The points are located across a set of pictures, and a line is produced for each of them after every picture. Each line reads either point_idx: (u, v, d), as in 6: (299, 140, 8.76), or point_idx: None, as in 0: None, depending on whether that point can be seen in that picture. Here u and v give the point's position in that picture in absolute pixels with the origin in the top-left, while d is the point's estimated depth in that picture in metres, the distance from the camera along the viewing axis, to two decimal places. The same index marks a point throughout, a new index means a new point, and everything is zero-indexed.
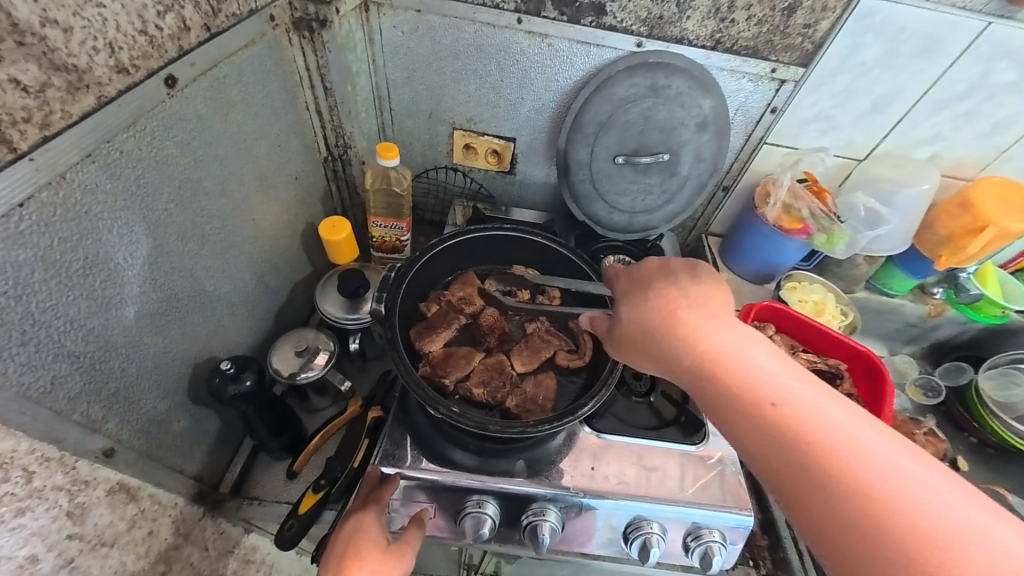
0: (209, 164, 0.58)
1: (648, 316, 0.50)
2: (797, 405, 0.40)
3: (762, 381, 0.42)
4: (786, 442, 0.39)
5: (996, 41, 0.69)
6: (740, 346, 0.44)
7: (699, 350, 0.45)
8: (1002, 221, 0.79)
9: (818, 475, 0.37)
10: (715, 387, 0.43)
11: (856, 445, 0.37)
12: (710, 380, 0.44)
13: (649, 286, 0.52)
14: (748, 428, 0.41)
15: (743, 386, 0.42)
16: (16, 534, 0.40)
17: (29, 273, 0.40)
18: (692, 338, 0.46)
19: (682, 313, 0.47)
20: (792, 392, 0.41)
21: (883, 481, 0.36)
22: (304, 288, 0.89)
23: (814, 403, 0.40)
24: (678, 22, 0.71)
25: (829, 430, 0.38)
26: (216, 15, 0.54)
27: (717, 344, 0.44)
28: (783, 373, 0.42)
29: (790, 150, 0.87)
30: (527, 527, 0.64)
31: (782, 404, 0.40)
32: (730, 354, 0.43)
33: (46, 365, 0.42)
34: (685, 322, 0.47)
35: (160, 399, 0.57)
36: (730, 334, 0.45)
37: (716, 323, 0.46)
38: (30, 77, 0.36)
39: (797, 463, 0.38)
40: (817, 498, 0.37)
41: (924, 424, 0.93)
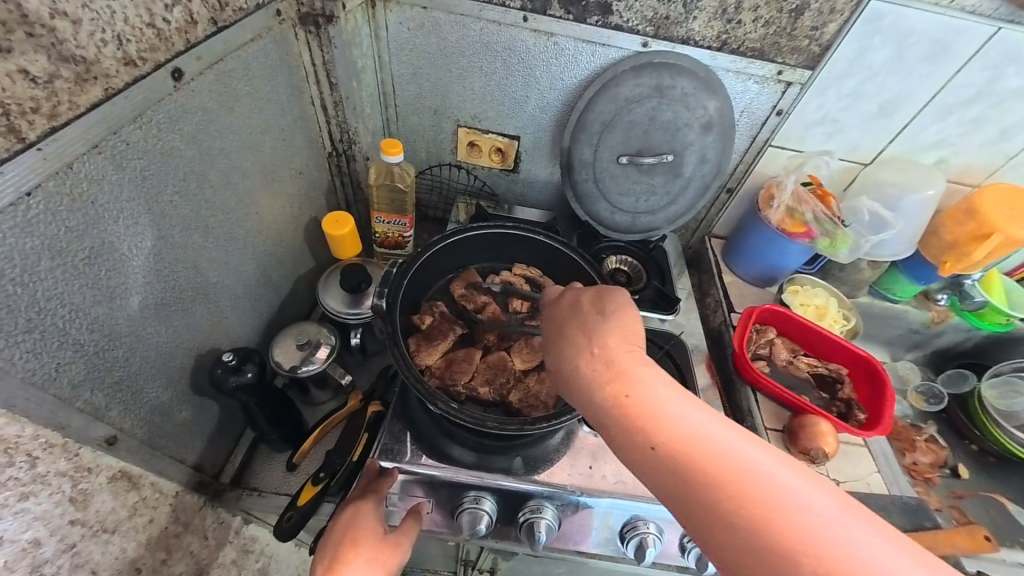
0: (214, 157, 0.58)
1: (561, 357, 0.49)
2: (699, 447, 0.39)
3: (668, 424, 0.41)
4: (692, 490, 0.38)
5: (1005, 46, 0.68)
6: (639, 389, 0.43)
7: (604, 396, 0.44)
8: (1008, 228, 0.79)
9: (727, 520, 0.37)
10: (624, 437, 0.42)
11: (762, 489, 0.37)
12: (618, 427, 0.43)
13: (563, 326, 0.51)
14: (657, 475, 0.40)
15: (648, 432, 0.41)
16: (19, 518, 0.41)
17: (35, 261, 0.40)
18: (597, 383, 0.45)
19: (587, 357, 0.47)
20: (701, 432, 0.40)
21: (790, 522, 0.35)
22: (307, 282, 0.89)
23: (717, 443, 0.39)
24: (683, 22, 0.71)
25: (735, 473, 0.38)
26: (223, 9, 0.54)
27: (620, 388, 0.43)
28: (688, 413, 0.41)
29: (795, 153, 0.86)
30: (524, 524, 0.64)
31: (687, 448, 0.39)
32: (634, 398, 0.43)
33: (51, 352, 0.43)
34: (591, 368, 0.46)
35: (163, 389, 0.57)
36: (629, 376, 0.44)
37: (615, 366, 0.45)
38: (38, 67, 0.37)
39: (707, 509, 0.38)
40: (734, 544, 0.36)
41: (924, 431, 0.94)
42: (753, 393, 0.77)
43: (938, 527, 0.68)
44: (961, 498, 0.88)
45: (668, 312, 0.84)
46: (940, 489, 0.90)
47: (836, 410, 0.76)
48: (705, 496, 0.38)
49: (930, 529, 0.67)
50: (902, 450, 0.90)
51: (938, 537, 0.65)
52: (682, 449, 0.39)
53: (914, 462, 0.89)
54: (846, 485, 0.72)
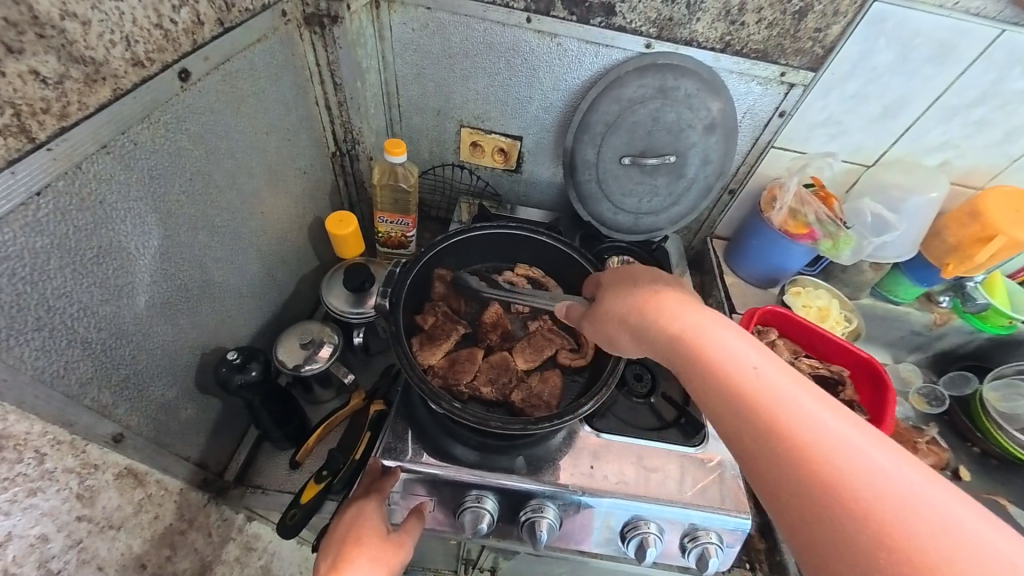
0: (220, 156, 0.58)
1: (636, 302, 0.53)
2: (765, 384, 0.40)
3: (737, 361, 0.42)
4: (752, 417, 0.39)
5: (1010, 48, 0.68)
6: (712, 330, 0.46)
7: (679, 332, 0.47)
8: (1011, 230, 0.79)
9: (785, 451, 0.37)
10: (687, 362, 0.45)
11: (818, 425, 0.37)
12: (687, 358, 0.45)
13: (643, 282, 0.56)
14: (720, 403, 0.42)
15: (716, 364, 0.43)
16: (27, 514, 0.41)
17: (45, 260, 0.40)
18: (671, 321, 0.48)
19: (665, 301, 0.51)
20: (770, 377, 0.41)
21: (848, 463, 0.35)
22: (310, 281, 0.89)
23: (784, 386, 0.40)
24: (687, 23, 0.71)
25: (793, 405, 0.39)
26: (230, 10, 0.54)
27: (694, 326, 0.47)
28: (761, 357, 0.42)
29: (798, 154, 0.86)
30: (526, 524, 0.64)
31: (756, 382, 0.41)
32: (707, 336, 0.45)
33: (60, 350, 0.43)
34: (669, 310, 0.50)
35: (168, 387, 0.58)
36: (709, 320, 0.47)
37: (697, 311, 0.48)
38: (49, 69, 0.37)
39: (766, 436, 0.38)
40: (787, 474, 0.37)
41: (926, 433, 0.93)
42: None
43: None
44: None
45: None
46: None
47: None
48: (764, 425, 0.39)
49: None
50: (904, 452, 0.90)
51: None
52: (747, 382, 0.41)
53: None
54: None
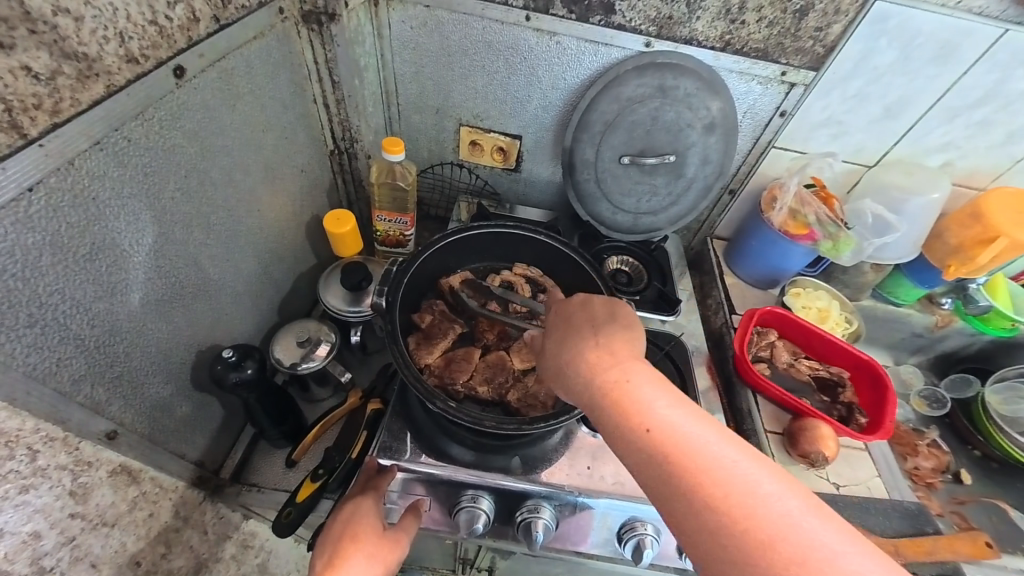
0: (216, 154, 0.58)
1: (558, 349, 0.49)
2: (680, 440, 0.39)
3: (656, 419, 0.41)
4: (667, 479, 0.38)
5: (1012, 48, 0.68)
6: (632, 383, 0.43)
7: (599, 386, 0.44)
8: (1014, 232, 0.78)
9: (697, 513, 0.37)
10: (610, 421, 0.43)
11: (733, 477, 0.37)
12: (607, 415, 0.43)
13: (567, 323, 0.51)
14: (638, 463, 0.40)
15: (636, 423, 0.41)
16: (20, 510, 0.41)
17: (37, 256, 0.40)
18: (591, 377, 0.45)
19: (586, 351, 0.47)
20: (687, 431, 0.40)
21: (756, 519, 0.35)
22: (308, 279, 0.89)
23: (698, 440, 0.39)
24: (687, 22, 0.71)
25: (708, 461, 0.38)
26: (226, 7, 0.54)
27: (613, 380, 0.44)
28: (678, 411, 0.41)
29: (799, 154, 0.85)
30: (521, 524, 0.64)
31: (670, 441, 0.39)
32: (625, 389, 0.43)
33: (52, 347, 0.43)
34: (589, 361, 0.46)
35: (164, 384, 0.58)
36: (628, 372, 0.44)
37: (615, 362, 0.45)
38: (41, 64, 0.37)
39: (679, 497, 0.38)
40: (700, 534, 0.36)
41: (925, 436, 0.92)
42: (754, 396, 0.77)
43: (939, 532, 0.68)
44: (962, 504, 0.88)
45: (669, 313, 0.83)
46: (942, 495, 0.89)
47: (837, 414, 0.76)
48: (679, 486, 0.38)
49: (930, 535, 0.67)
50: (904, 455, 0.89)
51: (940, 543, 0.66)
52: (662, 441, 0.40)
53: (915, 467, 0.88)
54: (846, 489, 0.70)
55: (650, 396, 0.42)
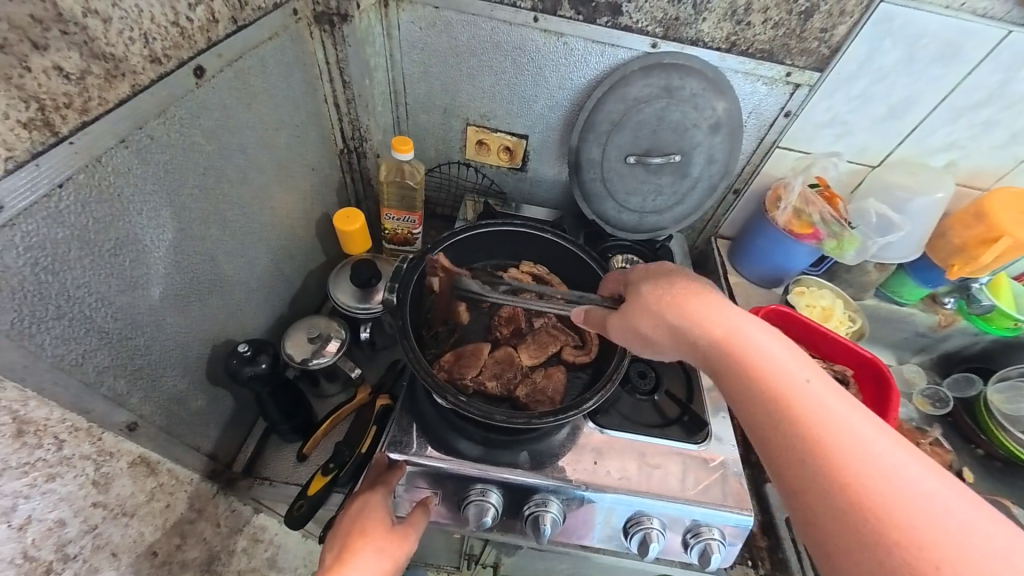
0: (232, 152, 0.60)
1: (668, 301, 0.52)
2: (801, 389, 0.42)
3: (775, 369, 0.44)
4: (787, 423, 0.41)
5: (1016, 49, 0.68)
6: (754, 337, 0.46)
7: (718, 336, 0.47)
8: (1017, 232, 0.79)
9: (819, 455, 0.39)
10: (732, 375, 0.46)
11: (854, 438, 0.39)
12: (724, 362, 0.46)
13: (672, 281, 0.54)
14: (757, 404, 0.43)
15: (758, 369, 0.44)
16: (47, 498, 0.42)
17: (66, 250, 0.41)
18: (707, 324, 0.48)
19: (706, 304, 0.50)
20: (807, 384, 0.43)
21: (870, 475, 0.37)
22: (317, 276, 0.90)
23: (818, 394, 0.42)
24: (693, 23, 0.72)
25: (836, 421, 0.40)
26: (243, 8, 0.55)
27: (734, 330, 0.47)
28: (799, 364, 0.44)
29: (803, 154, 0.86)
30: (529, 517, 0.65)
31: (793, 388, 0.42)
32: (747, 350, 0.46)
33: (78, 339, 0.44)
34: (710, 312, 0.49)
35: (181, 377, 0.59)
36: (754, 324, 0.48)
37: (739, 316, 0.48)
38: (72, 65, 0.38)
39: (798, 437, 0.40)
40: (815, 473, 0.39)
41: (929, 434, 0.93)
42: None
43: None
44: None
45: None
46: None
47: None
48: (799, 429, 0.41)
49: None
50: None
51: None
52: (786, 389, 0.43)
53: None
54: None
55: (770, 344, 0.46)
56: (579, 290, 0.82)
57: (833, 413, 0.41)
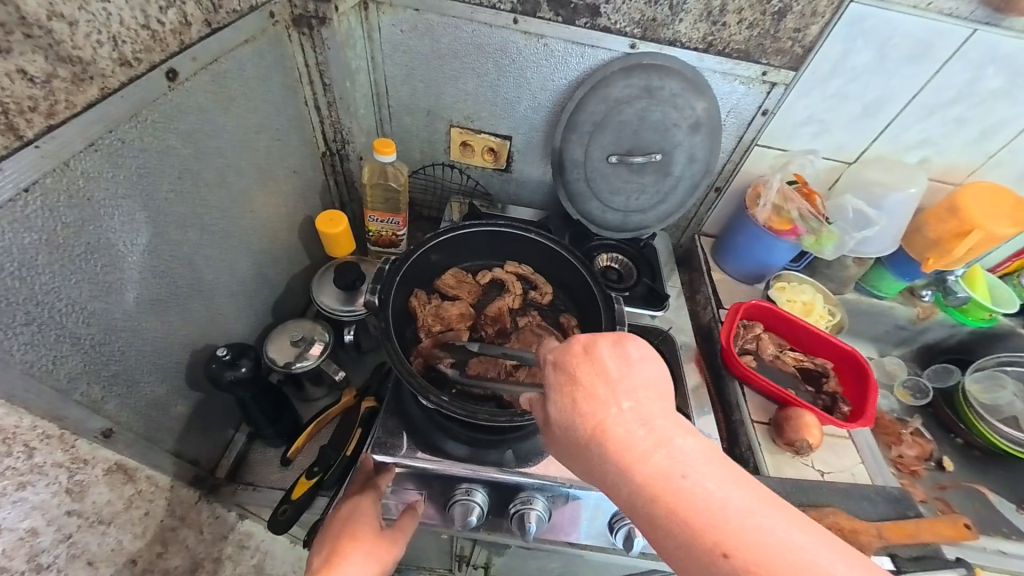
0: (210, 155, 0.59)
1: (578, 418, 0.38)
2: (730, 520, 0.32)
3: (698, 501, 0.33)
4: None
5: (982, 48, 0.70)
6: (676, 465, 0.35)
7: (635, 472, 0.35)
8: (989, 225, 0.81)
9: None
10: (663, 531, 0.34)
11: None
12: (645, 508, 0.35)
13: (578, 380, 0.39)
14: (679, 552, 0.33)
15: (691, 519, 0.33)
16: (17, 507, 0.42)
17: (34, 255, 0.41)
18: (630, 462, 0.35)
19: (612, 424, 0.37)
20: (737, 511, 0.33)
21: None
22: (302, 280, 0.90)
23: (744, 516, 0.33)
24: (670, 24, 0.73)
25: (801, 573, 0.31)
26: (217, 11, 0.55)
27: (649, 458, 0.35)
28: (726, 485, 0.34)
29: (781, 152, 0.88)
30: (515, 516, 0.65)
31: (727, 534, 0.32)
32: (676, 491, 0.34)
33: (49, 345, 0.44)
34: (620, 442, 0.36)
35: (159, 383, 0.58)
36: (663, 443, 0.36)
37: (649, 435, 0.36)
38: (37, 68, 0.38)
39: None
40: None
41: (909, 425, 0.94)
42: (741, 388, 0.79)
43: (921, 516, 0.69)
44: (945, 489, 0.90)
45: (659, 309, 0.85)
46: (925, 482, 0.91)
47: (821, 403, 0.78)
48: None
49: (912, 518, 0.68)
50: (888, 443, 0.91)
51: (922, 525, 0.65)
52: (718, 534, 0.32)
53: (899, 455, 0.90)
54: (831, 475, 0.73)
55: (691, 463, 0.35)
56: (564, 290, 0.83)
57: (767, 543, 0.32)
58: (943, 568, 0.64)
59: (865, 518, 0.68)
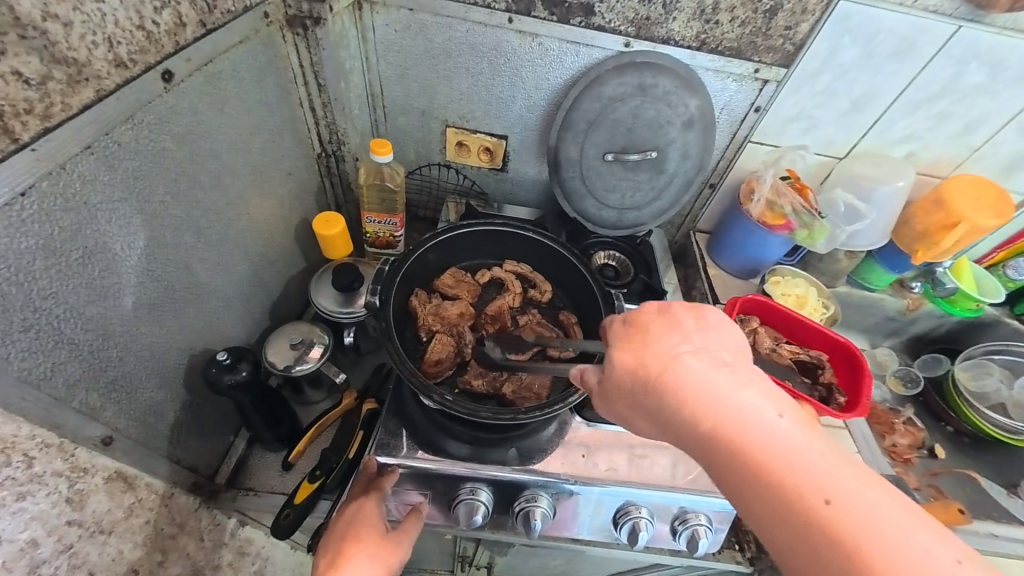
0: (205, 157, 0.59)
1: (651, 366, 0.45)
2: (788, 448, 0.39)
3: (758, 429, 0.40)
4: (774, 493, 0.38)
5: (966, 45, 0.72)
6: (740, 401, 0.41)
7: (701, 407, 0.42)
8: (973, 217, 0.83)
9: (807, 521, 0.37)
10: (723, 451, 0.41)
11: (854, 503, 0.37)
12: (710, 434, 0.41)
13: (654, 339, 0.46)
14: (734, 471, 0.40)
15: (750, 443, 0.40)
16: (16, 517, 0.41)
17: (30, 260, 0.40)
18: (694, 398, 0.42)
19: (682, 365, 0.44)
20: (800, 444, 0.39)
21: (873, 534, 0.35)
22: (298, 282, 0.89)
23: (802, 444, 0.39)
24: (664, 22, 0.73)
25: (838, 488, 0.37)
26: (212, 11, 0.55)
27: (723, 401, 0.42)
28: (795, 427, 0.40)
29: (773, 148, 0.89)
30: (520, 513, 0.65)
31: (792, 464, 0.38)
32: (737, 418, 0.41)
33: (46, 352, 0.43)
34: (686, 376, 0.43)
35: (157, 389, 0.58)
36: (731, 378, 0.43)
37: (723, 379, 0.43)
38: (31, 69, 0.37)
39: (785, 511, 0.38)
40: (795, 542, 0.38)
41: (902, 414, 0.96)
42: None
43: (915, 502, 0.70)
44: (937, 475, 0.92)
45: None
46: (918, 469, 0.93)
47: (817, 394, 0.79)
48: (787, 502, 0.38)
49: (907, 504, 0.70)
50: (882, 433, 0.92)
51: None
52: (775, 460, 0.39)
53: (892, 444, 0.92)
54: None
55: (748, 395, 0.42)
56: (562, 287, 0.83)
57: (818, 464, 0.38)
58: None
59: None
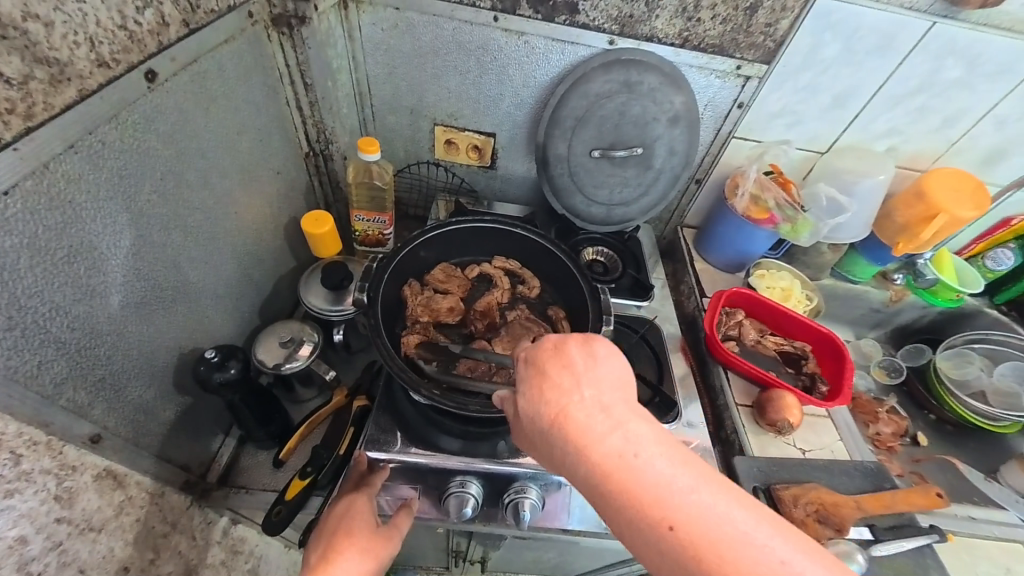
0: (192, 156, 0.59)
1: (542, 412, 0.41)
2: (682, 501, 0.35)
3: (650, 476, 0.36)
4: (670, 552, 0.34)
5: (942, 40, 0.74)
6: (630, 450, 0.37)
7: (591, 457, 0.38)
8: (953, 209, 0.84)
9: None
10: (615, 505, 0.37)
11: (754, 555, 0.33)
12: (601, 488, 0.37)
13: (545, 378, 0.42)
14: (627, 527, 0.36)
15: (642, 498, 0.36)
16: (5, 514, 0.41)
17: (15, 260, 0.41)
18: (589, 449, 0.38)
19: (574, 410, 0.39)
20: (688, 492, 0.35)
21: None
22: (288, 281, 0.89)
23: (692, 493, 0.35)
24: (647, 20, 0.75)
25: (736, 542, 0.34)
26: (196, 11, 0.55)
27: (613, 451, 0.37)
28: (685, 474, 0.36)
29: (757, 143, 0.90)
30: (509, 505, 0.66)
31: (684, 520, 0.34)
32: (630, 470, 0.36)
33: (32, 350, 0.43)
34: (578, 422, 0.39)
35: (147, 387, 0.58)
36: (616, 423, 0.38)
37: (608, 421, 0.38)
38: (13, 69, 0.37)
39: (673, 564, 0.34)
40: None
41: (886, 402, 0.98)
42: (725, 372, 0.82)
43: (897, 488, 0.72)
44: (920, 462, 0.94)
45: (643, 299, 0.87)
46: (902, 456, 0.95)
47: (802, 384, 0.81)
48: (673, 556, 0.34)
49: (888, 489, 0.72)
50: (866, 422, 0.94)
51: (897, 496, 0.68)
52: (668, 516, 0.35)
53: (877, 432, 0.94)
54: (812, 453, 0.75)
55: (637, 441, 0.38)
56: (551, 283, 0.84)
57: (711, 517, 0.34)
58: (917, 535, 0.68)
59: (845, 492, 0.70)
